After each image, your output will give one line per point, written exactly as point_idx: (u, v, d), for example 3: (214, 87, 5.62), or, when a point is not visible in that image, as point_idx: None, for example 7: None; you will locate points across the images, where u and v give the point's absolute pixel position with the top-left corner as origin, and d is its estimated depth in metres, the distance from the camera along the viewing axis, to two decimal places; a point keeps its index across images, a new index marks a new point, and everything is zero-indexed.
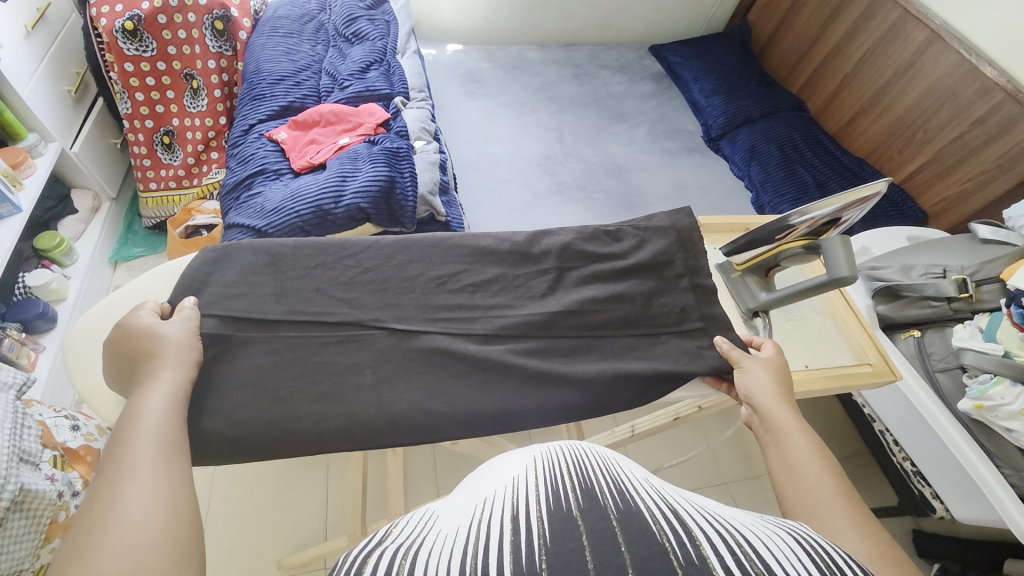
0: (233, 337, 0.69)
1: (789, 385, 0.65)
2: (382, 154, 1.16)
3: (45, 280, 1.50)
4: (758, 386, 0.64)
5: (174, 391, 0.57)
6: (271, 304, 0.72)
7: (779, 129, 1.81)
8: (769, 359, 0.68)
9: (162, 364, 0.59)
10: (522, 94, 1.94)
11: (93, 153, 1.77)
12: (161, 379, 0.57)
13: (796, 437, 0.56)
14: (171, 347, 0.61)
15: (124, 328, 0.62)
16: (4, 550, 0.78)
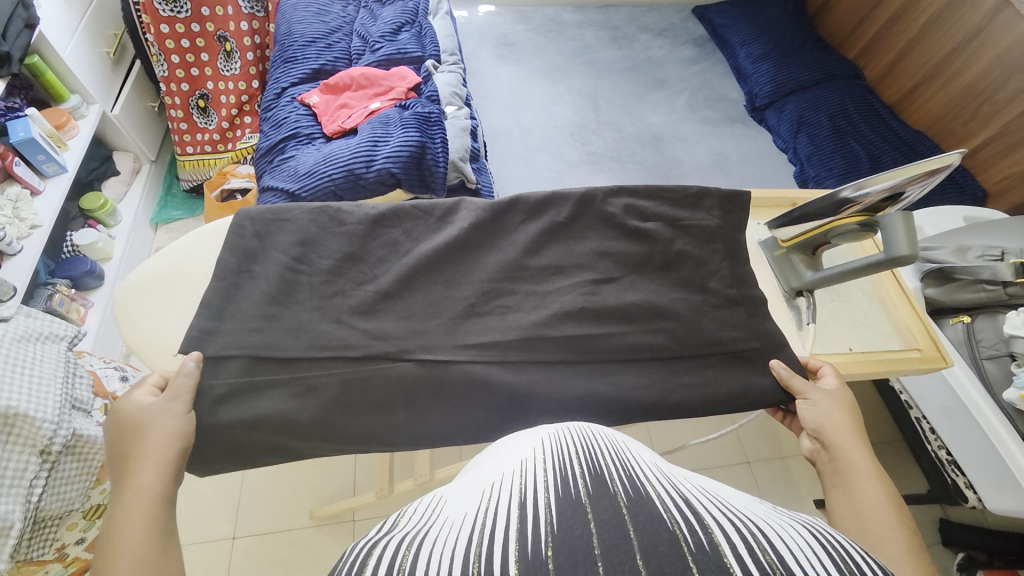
0: (246, 302, 0.64)
1: (860, 421, 0.61)
2: (413, 119, 1.14)
3: (91, 239, 1.58)
4: (831, 420, 0.60)
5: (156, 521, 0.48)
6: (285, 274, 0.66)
7: (832, 98, 1.69)
8: (839, 388, 0.63)
9: (144, 485, 0.50)
10: (556, 59, 1.87)
11: (132, 116, 1.81)
12: (138, 509, 0.48)
13: (873, 484, 0.53)
14: (160, 449, 0.53)
15: (120, 413, 0.54)
16: (58, 489, 0.82)
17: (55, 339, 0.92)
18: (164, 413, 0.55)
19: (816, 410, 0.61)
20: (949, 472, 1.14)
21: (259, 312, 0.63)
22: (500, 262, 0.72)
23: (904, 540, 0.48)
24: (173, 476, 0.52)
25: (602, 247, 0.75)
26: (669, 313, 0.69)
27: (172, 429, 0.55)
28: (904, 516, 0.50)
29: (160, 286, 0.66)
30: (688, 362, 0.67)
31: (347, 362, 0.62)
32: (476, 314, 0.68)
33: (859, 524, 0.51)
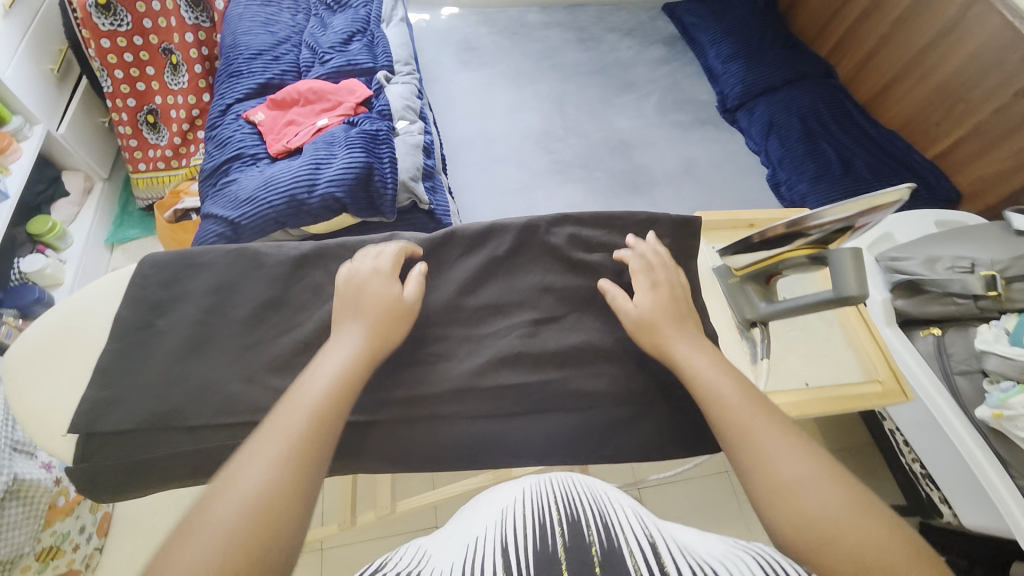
0: (145, 356, 0.58)
1: (675, 290, 0.63)
2: (360, 138, 1.08)
3: (38, 265, 1.49)
4: (652, 308, 0.61)
5: (319, 406, 0.47)
6: (190, 327, 0.60)
7: (803, 99, 1.65)
8: (650, 278, 0.65)
9: (320, 368, 0.50)
10: (521, 64, 1.81)
11: (80, 134, 1.72)
12: (298, 396, 0.48)
13: (700, 359, 0.56)
14: (337, 341, 0.54)
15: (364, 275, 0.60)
16: (7, 535, 0.90)
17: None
18: (374, 308, 0.57)
19: (642, 312, 0.61)
20: (923, 487, 1.13)
21: (162, 374, 0.58)
22: (433, 302, 0.66)
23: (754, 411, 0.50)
24: (349, 372, 0.51)
25: (544, 282, 0.69)
26: (614, 355, 0.64)
27: (377, 331, 0.56)
28: (741, 378, 0.54)
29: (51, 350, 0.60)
30: (634, 408, 0.62)
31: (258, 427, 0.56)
32: (405, 364, 0.62)
33: (716, 411, 0.52)
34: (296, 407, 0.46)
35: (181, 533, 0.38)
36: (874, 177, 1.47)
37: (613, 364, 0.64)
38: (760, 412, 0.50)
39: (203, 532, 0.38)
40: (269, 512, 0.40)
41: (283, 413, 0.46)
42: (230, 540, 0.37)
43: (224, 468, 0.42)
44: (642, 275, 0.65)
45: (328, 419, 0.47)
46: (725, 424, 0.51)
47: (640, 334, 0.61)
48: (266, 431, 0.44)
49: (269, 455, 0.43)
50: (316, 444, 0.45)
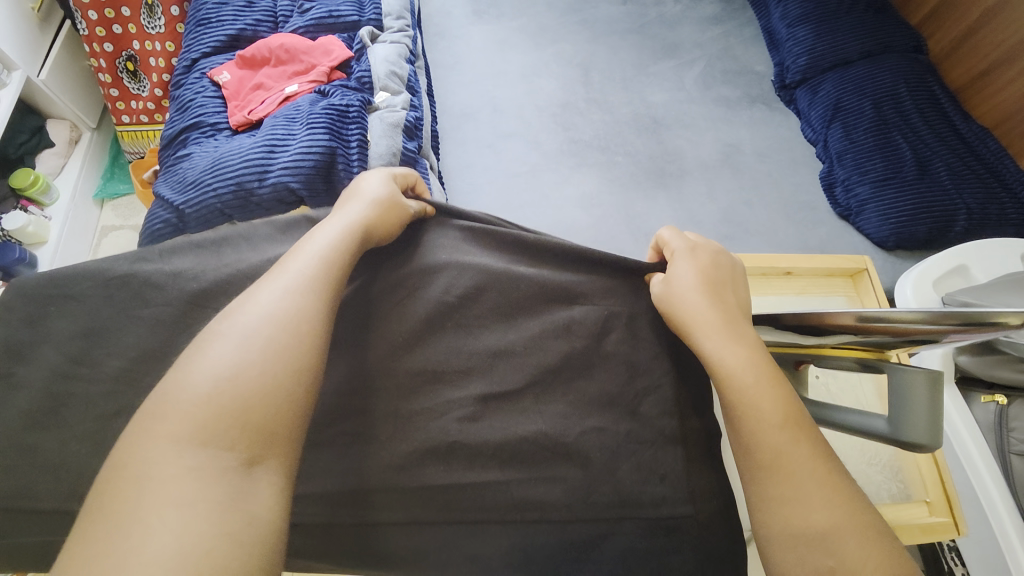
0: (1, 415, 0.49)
1: (716, 283, 0.54)
2: (325, 115, 0.91)
3: (19, 223, 1.37)
4: (693, 308, 0.52)
5: (316, 278, 0.46)
6: (55, 382, 0.50)
7: (882, 77, 1.33)
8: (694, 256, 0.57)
9: (312, 243, 0.49)
10: (545, 17, 1.55)
11: (65, 81, 1.54)
12: (294, 264, 0.46)
13: (748, 365, 0.47)
14: (332, 225, 0.51)
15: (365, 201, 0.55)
16: None
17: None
18: (367, 206, 0.54)
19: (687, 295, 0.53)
20: (944, 558, 0.88)
21: (13, 439, 0.48)
22: (353, 361, 0.52)
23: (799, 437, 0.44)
24: (342, 249, 0.49)
25: (502, 344, 0.55)
26: (574, 455, 0.50)
27: (371, 224, 0.53)
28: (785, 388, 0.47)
29: None
30: (595, 533, 0.48)
31: None
32: (309, 446, 0.50)
33: (754, 424, 0.45)
34: (294, 276, 0.45)
35: (186, 375, 0.38)
36: (955, 187, 1.20)
37: (571, 468, 0.49)
38: (800, 438, 0.44)
39: (214, 370, 0.38)
40: (269, 370, 0.39)
41: (279, 282, 0.44)
42: (247, 392, 0.38)
43: (217, 323, 0.42)
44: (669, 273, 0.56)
45: (325, 289, 0.46)
46: (753, 445, 0.44)
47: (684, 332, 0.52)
48: (266, 292, 0.43)
49: (274, 316, 0.42)
50: (322, 315, 0.44)
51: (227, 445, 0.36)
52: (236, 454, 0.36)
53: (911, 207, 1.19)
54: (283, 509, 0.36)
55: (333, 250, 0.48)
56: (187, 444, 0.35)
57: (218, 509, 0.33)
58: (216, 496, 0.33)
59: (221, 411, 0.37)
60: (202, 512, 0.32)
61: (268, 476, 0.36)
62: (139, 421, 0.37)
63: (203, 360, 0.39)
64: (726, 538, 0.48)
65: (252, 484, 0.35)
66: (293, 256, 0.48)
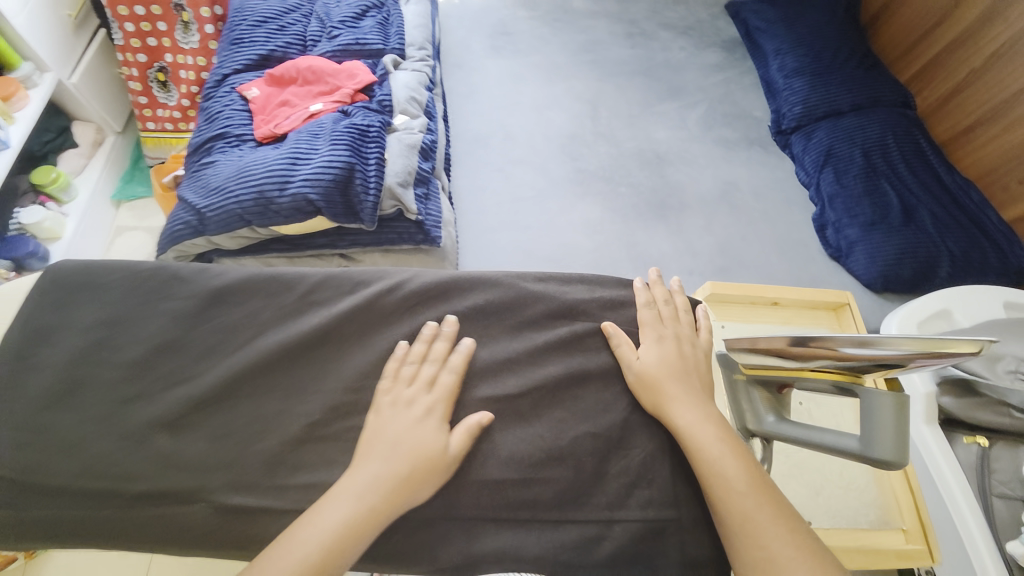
0: (24, 391, 0.51)
1: (690, 360, 0.58)
2: (346, 132, 0.97)
3: (37, 218, 1.41)
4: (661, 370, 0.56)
5: (347, 529, 0.45)
6: (79, 364, 0.52)
7: (871, 128, 1.41)
8: (690, 307, 0.63)
9: (355, 483, 0.48)
10: (558, 55, 1.65)
11: (94, 85, 1.61)
12: (353, 480, 0.48)
13: (717, 444, 0.52)
14: (399, 427, 0.51)
15: (417, 383, 0.54)
16: None
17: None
18: (416, 441, 0.50)
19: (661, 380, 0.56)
20: None
21: (32, 417, 0.50)
22: (363, 357, 0.56)
23: (763, 499, 0.48)
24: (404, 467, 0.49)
25: (505, 355, 0.58)
26: (568, 460, 0.53)
27: (416, 466, 0.49)
28: (750, 460, 0.51)
29: None
30: (586, 535, 0.50)
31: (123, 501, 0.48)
32: (315, 439, 0.52)
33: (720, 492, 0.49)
34: (348, 495, 0.47)
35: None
36: (940, 234, 1.26)
37: (561, 471, 0.52)
38: (764, 500, 0.48)
39: None
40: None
41: (334, 506, 0.46)
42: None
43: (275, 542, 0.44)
44: (655, 320, 0.61)
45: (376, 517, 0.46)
46: (725, 508, 0.48)
47: (638, 393, 0.57)
48: (323, 516, 0.45)
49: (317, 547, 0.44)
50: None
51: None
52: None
53: (897, 252, 1.24)
54: None
55: (368, 497, 0.47)
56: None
57: None
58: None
59: None
60: None
61: None
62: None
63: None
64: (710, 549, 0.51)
65: None
66: (355, 469, 0.49)
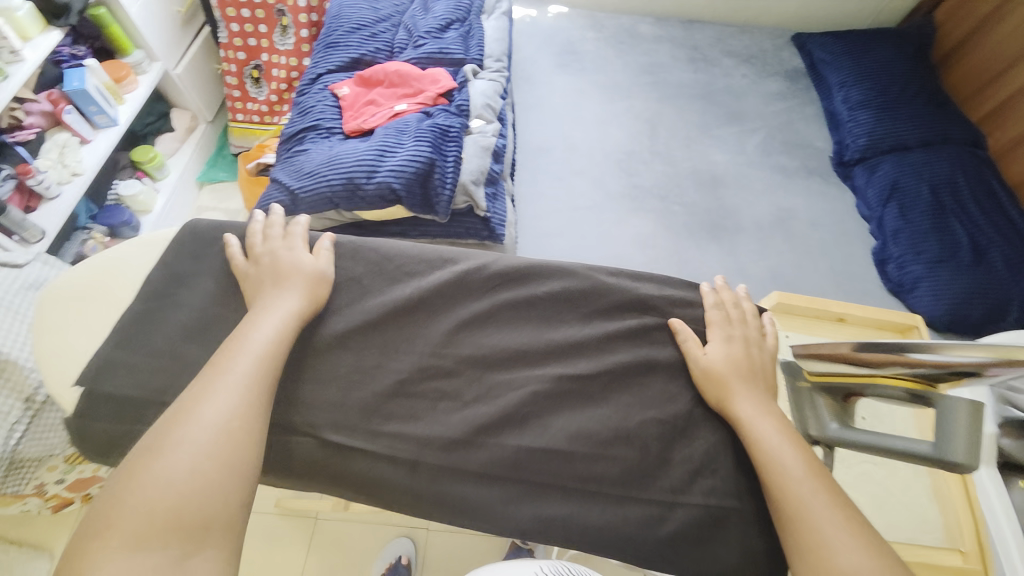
0: (161, 325, 0.59)
1: (756, 360, 0.60)
2: (430, 131, 1.05)
3: (134, 191, 1.56)
4: (727, 366, 0.59)
5: (252, 379, 0.52)
6: (209, 307, 0.60)
7: (939, 165, 1.40)
8: (757, 313, 0.66)
9: (242, 352, 0.53)
10: (621, 75, 1.71)
11: (195, 77, 1.77)
12: (234, 368, 0.52)
13: (774, 435, 0.55)
14: (262, 319, 0.56)
15: (276, 264, 0.61)
16: (42, 435, 0.99)
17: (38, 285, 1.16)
18: (290, 299, 0.58)
19: (726, 375, 0.59)
20: None
21: (168, 347, 0.58)
22: (450, 327, 0.62)
23: (819, 486, 0.51)
24: (274, 351, 0.55)
25: (578, 338, 0.63)
26: (634, 439, 0.56)
27: (286, 325, 0.57)
28: (807, 453, 0.54)
29: (86, 295, 0.62)
30: (649, 511, 0.53)
31: None
32: (404, 394, 0.58)
33: (774, 480, 0.52)
34: (240, 380, 0.51)
35: (148, 481, 0.44)
36: (1012, 277, 1.24)
37: (626, 450, 0.56)
38: (819, 486, 0.51)
39: (173, 475, 0.44)
40: (226, 478, 0.46)
41: (226, 390, 0.50)
42: (207, 500, 0.44)
43: (168, 432, 0.47)
44: (723, 321, 0.63)
45: (264, 393, 0.52)
46: (781, 493, 0.51)
47: (703, 387, 0.60)
48: (213, 405, 0.49)
49: (219, 428, 0.48)
50: (252, 417, 0.50)
51: (178, 543, 0.42)
52: (179, 552, 0.41)
53: (964, 291, 1.23)
54: None
55: (263, 357, 0.54)
56: (146, 546, 0.41)
57: None
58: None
59: (169, 511, 0.42)
60: None
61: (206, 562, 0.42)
62: (94, 529, 0.41)
63: (165, 467, 0.44)
64: (768, 540, 0.53)
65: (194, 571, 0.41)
66: (232, 360, 0.53)
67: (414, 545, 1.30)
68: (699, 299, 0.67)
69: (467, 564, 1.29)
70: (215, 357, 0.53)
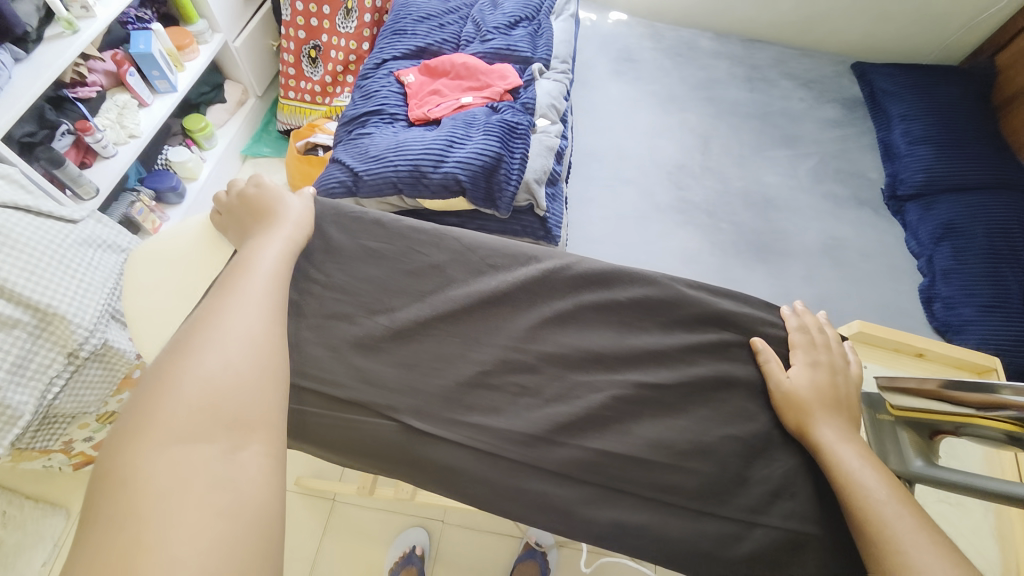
0: None
1: (841, 389, 0.59)
2: (498, 126, 1.04)
3: (182, 158, 1.55)
4: (811, 392, 0.58)
5: (269, 298, 0.56)
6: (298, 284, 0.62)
7: (997, 209, 1.38)
8: (840, 340, 0.65)
9: (254, 275, 0.57)
10: (676, 87, 1.70)
11: (252, 51, 1.76)
12: (251, 289, 0.55)
13: (856, 460, 0.53)
14: (270, 245, 0.61)
15: (251, 193, 0.67)
16: (79, 391, 0.87)
17: (113, 250, 0.91)
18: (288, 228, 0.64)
19: (808, 400, 0.58)
20: None
21: None
22: (531, 323, 0.62)
23: (906, 510, 0.49)
24: (282, 276, 0.59)
25: (658, 347, 0.62)
26: (713, 455, 0.56)
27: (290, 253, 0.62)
28: (893, 480, 0.52)
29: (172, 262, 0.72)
30: (726, 530, 0.52)
31: (329, 401, 0.57)
32: (485, 385, 0.57)
33: (854, 503, 0.51)
34: (260, 299, 0.55)
35: (183, 384, 0.46)
36: None
37: (705, 464, 0.55)
38: (906, 512, 0.49)
39: (207, 378, 0.47)
40: (258, 381, 0.49)
41: (249, 308, 0.53)
42: (245, 402, 0.47)
43: (196, 343, 0.49)
44: (807, 345, 0.63)
45: (282, 313, 0.56)
46: (862, 516, 0.50)
47: (783, 410, 0.58)
48: (238, 322, 0.52)
49: (246, 338, 0.51)
50: (274, 332, 0.53)
51: (223, 439, 0.44)
52: (224, 447, 0.44)
53: (1015, 339, 1.20)
54: (272, 480, 0.45)
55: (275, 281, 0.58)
56: (190, 442, 0.43)
57: (217, 485, 0.41)
58: (227, 486, 0.42)
59: (208, 410, 0.45)
60: (211, 487, 0.41)
61: (251, 454, 0.45)
62: (135, 428, 0.43)
63: (200, 371, 0.47)
64: (848, 570, 0.52)
65: (241, 461, 0.44)
66: (250, 282, 0.56)
67: (428, 537, 1.22)
68: (780, 321, 0.66)
69: (482, 563, 1.19)
70: (227, 280, 0.56)
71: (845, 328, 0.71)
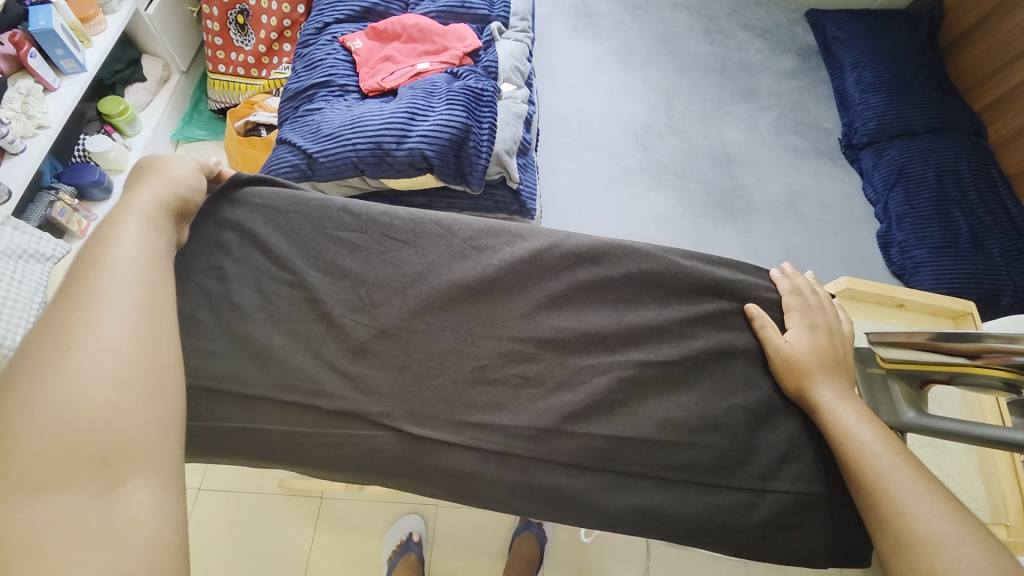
0: (219, 311, 0.55)
1: (838, 351, 0.59)
2: (462, 94, 0.97)
3: (103, 147, 1.37)
4: (811, 355, 0.58)
5: (151, 289, 0.46)
6: (262, 293, 0.56)
7: (945, 152, 1.43)
8: (830, 298, 0.65)
9: (125, 258, 0.46)
10: (637, 42, 1.64)
11: (168, 19, 1.55)
12: (120, 279, 0.44)
13: (853, 417, 0.53)
14: (142, 221, 0.50)
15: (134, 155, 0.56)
16: None
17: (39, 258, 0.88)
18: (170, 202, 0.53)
19: (810, 364, 0.57)
20: None
21: (233, 330, 0.55)
22: (525, 308, 0.59)
23: (902, 460, 0.49)
24: (159, 261, 0.48)
25: (657, 322, 0.60)
26: (721, 427, 0.55)
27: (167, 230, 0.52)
28: (891, 432, 0.52)
29: None
30: (738, 501, 0.53)
31: (315, 415, 0.52)
32: (484, 380, 0.54)
33: (848, 458, 0.51)
34: (127, 291, 0.44)
35: (33, 412, 0.37)
36: (1006, 264, 1.29)
37: (715, 438, 0.54)
38: (901, 461, 0.49)
39: (74, 400, 0.38)
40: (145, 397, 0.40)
41: (114, 305, 0.43)
42: (122, 426, 0.39)
43: (47, 356, 0.39)
44: (803, 308, 0.63)
45: (165, 306, 0.46)
46: (858, 471, 0.50)
47: (783, 375, 0.58)
48: (110, 322, 0.42)
49: (122, 344, 0.41)
50: (161, 332, 0.44)
51: (104, 476, 0.37)
52: (105, 486, 0.37)
53: (964, 276, 1.27)
54: (173, 513, 0.38)
55: (151, 263, 0.48)
56: (51, 486, 0.35)
57: (101, 536, 0.35)
58: (104, 533, 0.35)
59: (80, 442, 0.37)
60: (93, 538, 0.34)
61: (142, 488, 0.38)
62: None
63: (63, 392, 0.38)
64: (852, 525, 0.54)
65: (129, 501, 0.37)
66: (116, 274, 0.45)
67: (424, 522, 1.20)
68: (772, 285, 0.65)
69: (480, 540, 1.19)
70: (78, 268, 0.45)
71: (833, 285, 0.72)
